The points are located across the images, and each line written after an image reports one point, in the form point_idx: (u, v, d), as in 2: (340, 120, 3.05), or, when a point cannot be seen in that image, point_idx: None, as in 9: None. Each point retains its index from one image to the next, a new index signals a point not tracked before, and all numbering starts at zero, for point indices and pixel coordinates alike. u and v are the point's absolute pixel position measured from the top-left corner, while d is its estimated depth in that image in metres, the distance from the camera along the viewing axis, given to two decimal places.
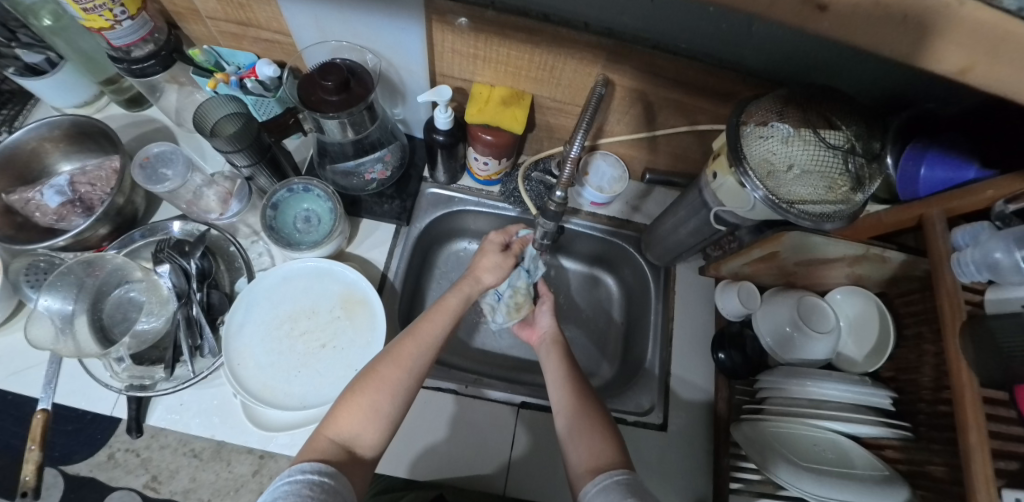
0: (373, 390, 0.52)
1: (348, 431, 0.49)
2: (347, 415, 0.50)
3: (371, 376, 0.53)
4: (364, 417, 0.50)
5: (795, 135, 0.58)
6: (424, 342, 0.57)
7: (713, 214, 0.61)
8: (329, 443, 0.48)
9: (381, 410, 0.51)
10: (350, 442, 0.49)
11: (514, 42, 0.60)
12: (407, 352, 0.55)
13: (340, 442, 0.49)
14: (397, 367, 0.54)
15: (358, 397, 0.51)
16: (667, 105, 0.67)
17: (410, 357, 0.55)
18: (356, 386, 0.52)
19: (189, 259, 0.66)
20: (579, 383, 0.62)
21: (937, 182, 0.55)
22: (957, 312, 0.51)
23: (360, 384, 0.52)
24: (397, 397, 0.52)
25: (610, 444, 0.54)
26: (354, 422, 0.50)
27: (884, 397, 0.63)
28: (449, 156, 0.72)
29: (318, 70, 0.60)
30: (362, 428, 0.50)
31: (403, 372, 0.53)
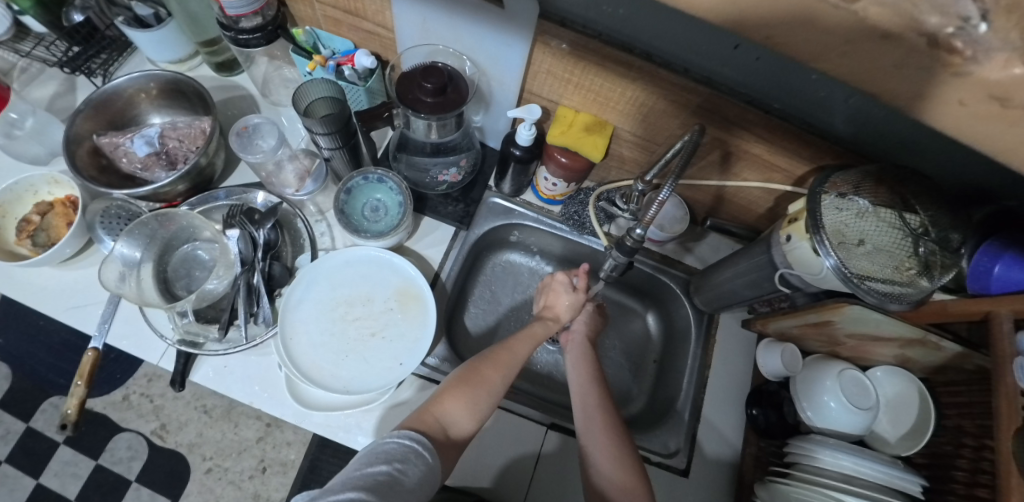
0: (475, 385, 0.52)
1: (446, 414, 0.50)
2: (450, 400, 0.50)
3: (473, 373, 0.53)
4: (463, 406, 0.50)
5: (871, 211, 0.59)
6: (521, 354, 0.57)
7: (779, 275, 0.61)
8: (431, 422, 0.48)
9: (478, 405, 0.51)
10: (449, 429, 0.49)
11: (611, 74, 0.62)
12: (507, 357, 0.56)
13: (438, 422, 0.49)
14: (496, 370, 0.54)
15: (460, 386, 0.52)
16: (745, 159, 0.68)
17: (509, 362, 0.56)
18: (457, 378, 0.53)
19: (258, 228, 0.68)
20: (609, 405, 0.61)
21: (1010, 283, 0.55)
22: (1014, 416, 0.51)
23: (463, 376, 0.53)
24: (493, 396, 0.53)
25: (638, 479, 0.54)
26: (457, 411, 0.50)
27: (915, 483, 0.63)
28: (521, 171, 0.74)
29: (419, 71, 0.62)
30: (461, 416, 0.50)
31: (501, 376, 0.54)
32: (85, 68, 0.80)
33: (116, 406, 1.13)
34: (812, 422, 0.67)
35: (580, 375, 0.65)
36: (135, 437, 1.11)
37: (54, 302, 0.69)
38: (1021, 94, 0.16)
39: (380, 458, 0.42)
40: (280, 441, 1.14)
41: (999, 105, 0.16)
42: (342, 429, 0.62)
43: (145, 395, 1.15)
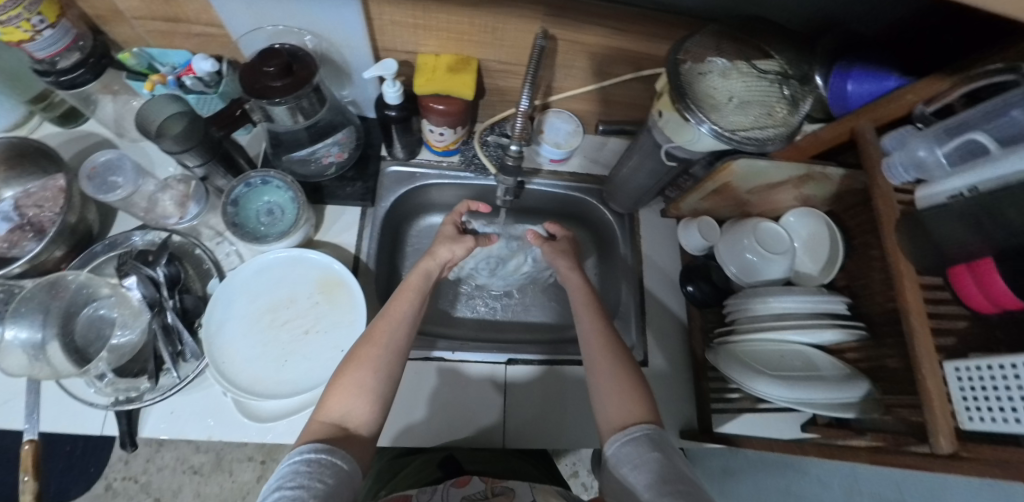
0: (358, 369, 0.54)
1: (337, 411, 0.51)
2: (336, 398, 0.52)
3: (355, 358, 0.56)
4: (353, 393, 0.53)
5: (732, 68, 0.61)
6: (398, 319, 0.61)
7: (665, 152, 0.63)
8: (323, 425, 0.50)
9: (367, 385, 0.54)
10: (346, 422, 0.51)
11: (454, 8, 0.60)
12: (382, 330, 0.59)
13: (334, 422, 0.50)
14: (374, 345, 0.57)
15: (346, 377, 0.54)
16: (611, 55, 0.68)
17: (386, 335, 0.59)
18: (341, 371, 0.55)
19: (154, 267, 0.65)
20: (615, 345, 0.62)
21: (865, 96, 0.59)
22: (891, 209, 0.56)
23: (345, 367, 0.55)
24: (380, 370, 0.55)
25: (638, 402, 0.55)
26: (347, 402, 0.52)
27: (838, 302, 0.68)
28: (404, 131, 0.73)
29: (257, 58, 0.59)
30: (355, 403, 0.52)
31: (382, 348, 0.57)
32: None
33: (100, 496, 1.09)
34: (740, 279, 0.73)
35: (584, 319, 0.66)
36: None
37: None
38: None
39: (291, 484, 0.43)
40: None
41: None
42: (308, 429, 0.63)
43: (128, 477, 1.11)
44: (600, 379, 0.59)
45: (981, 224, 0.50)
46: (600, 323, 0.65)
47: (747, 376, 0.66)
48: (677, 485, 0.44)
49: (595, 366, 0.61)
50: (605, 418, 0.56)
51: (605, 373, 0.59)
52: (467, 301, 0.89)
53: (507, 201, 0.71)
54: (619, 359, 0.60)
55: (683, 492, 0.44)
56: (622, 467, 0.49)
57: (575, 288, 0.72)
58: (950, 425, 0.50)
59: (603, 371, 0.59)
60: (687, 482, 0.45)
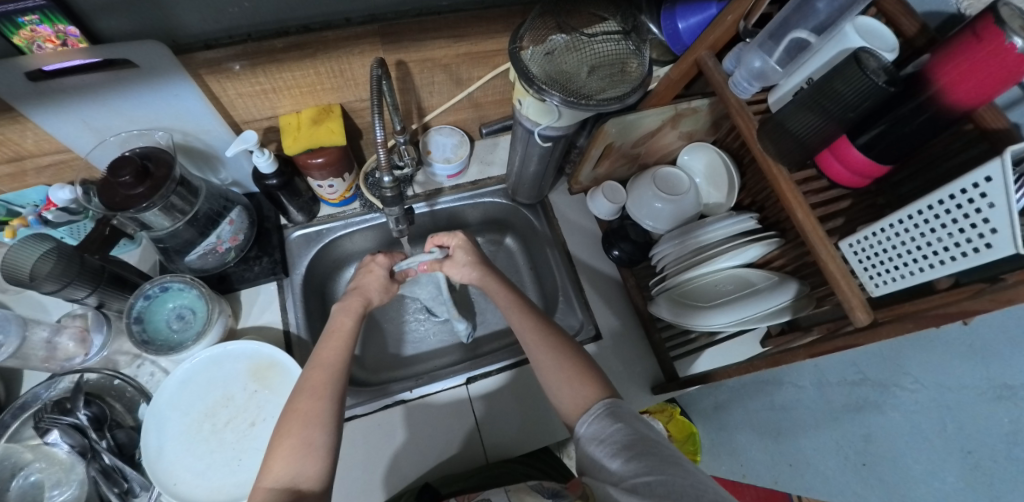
0: (302, 427, 0.51)
1: (286, 474, 0.49)
2: (280, 459, 0.49)
3: (295, 413, 0.53)
4: (301, 453, 0.50)
5: (575, 40, 0.63)
6: (332, 365, 0.58)
7: (538, 135, 0.65)
8: (271, 492, 0.47)
9: (314, 441, 0.51)
10: (297, 485, 0.48)
11: (292, 63, 0.61)
12: (320, 380, 0.56)
13: (282, 487, 0.48)
14: (315, 398, 0.54)
15: (288, 437, 0.51)
16: (462, 61, 0.70)
17: (325, 385, 0.56)
18: (283, 430, 0.52)
19: (75, 413, 0.61)
20: (550, 334, 0.63)
21: (694, 28, 0.63)
22: (750, 122, 0.60)
23: (287, 427, 0.52)
24: (326, 424, 0.53)
25: (592, 385, 0.56)
26: (295, 463, 0.49)
27: (749, 219, 0.71)
28: (293, 194, 0.72)
29: (108, 171, 0.57)
30: (304, 463, 0.49)
31: (324, 399, 0.54)
32: None
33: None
34: (658, 229, 0.75)
35: (515, 316, 0.66)
36: None
37: None
38: None
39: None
40: None
41: None
42: None
43: None
44: (549, 374, 0.60)
45: (821, 106, 0.53)
46: (528, 317, 0.65)
47: (689, 315, 0.69)
48: (639, 449, 0.47)
49: (538, 362, 0.61)
50: (564, 411, 0.57)
51: (551, 368, 0.60)
52: (416, 335, 0.88)
53: (402, 230, 0.71)
54: (559, 349, 0.61)
55: (644, 453, 0.46)
56: (592, 444, 0.50)
57: (492, 287, 0.71)
58: (861, 298, 0.52)
59: (549, 366, 0.60)
60: (649, 444, 0.47)
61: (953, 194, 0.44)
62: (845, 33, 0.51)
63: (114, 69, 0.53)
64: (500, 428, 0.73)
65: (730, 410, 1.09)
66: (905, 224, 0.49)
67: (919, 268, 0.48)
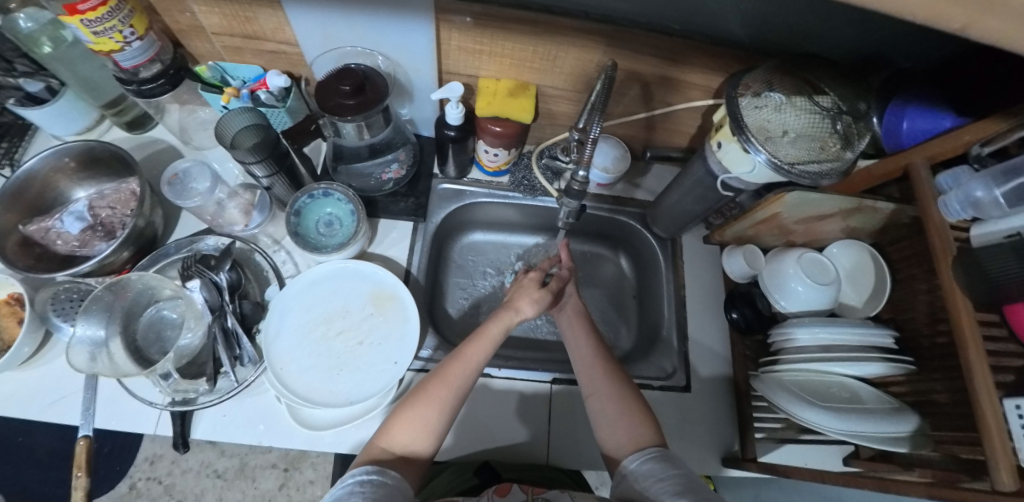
0: (424, 407, 0.54)
1: (399, 443, 0.52)
2: (397, 430, 0.53)
3: (422, 395, 0.55)
4: (415, 427, 0.53)
5: (787, 103, 0.63)
6: (471, 365, 0.58)
7: (721, 182, 0.65)
8: (383, 453, 0.52)
9: (428, 423, 0.54)
10: (404, 451, 0.52)
11: (517, 35, 0.63)
12: (453, 370, 0.57)
13: (393, 452, 0.52)
14: (444, 386, 0.56)
15: (409, 411, 0.54)
16: (663, 84, 0.70)
17: (456, 377, 0.57)
18: (405, 406, 0.55)
19: (217, 273, 0.67)
20: (613, 366, 0.63)
21: (919, 133, 0.61)
22: (948, 248, 0.58)
23: (409, 405, 0.55)
24: (444, 412, 0.55)
25: (650, 429, 0.56)
26: (407, 436, 0.53)
27: (887, 336, 0.69)
28: (459, 150, 0.75)
29: (333, 76, 0.62)
30: (413, 438, 0.53)
31: (450, 390, 0.56)
32: None
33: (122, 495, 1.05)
34: (788, 310, 0.73)
35: (581, 344, 0.67)
36: None
37: (24, 405, 0.66)
38: None
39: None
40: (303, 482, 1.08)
41: None
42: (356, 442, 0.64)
43: (152, 478, 1.07)
44: (605, 402, 0.60)
45: None
46: (598, 348, 0.66)
47: (797, 404, 0.66)
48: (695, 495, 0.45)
49: (595, 388, 0.62)
50: (615, 441, 0.56)
51: (613, 397, 0.60)
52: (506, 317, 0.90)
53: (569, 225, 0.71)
54: (616, 380, 0.61)
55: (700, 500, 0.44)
56: (644, 481, 0.49)
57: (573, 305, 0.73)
58: (1011, 463, 0.49)
59: (609, 396, 0.60)
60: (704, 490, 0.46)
61: None
62: None
63: None
64: (565, 439, 0.73)
65: None
66: None
67: None
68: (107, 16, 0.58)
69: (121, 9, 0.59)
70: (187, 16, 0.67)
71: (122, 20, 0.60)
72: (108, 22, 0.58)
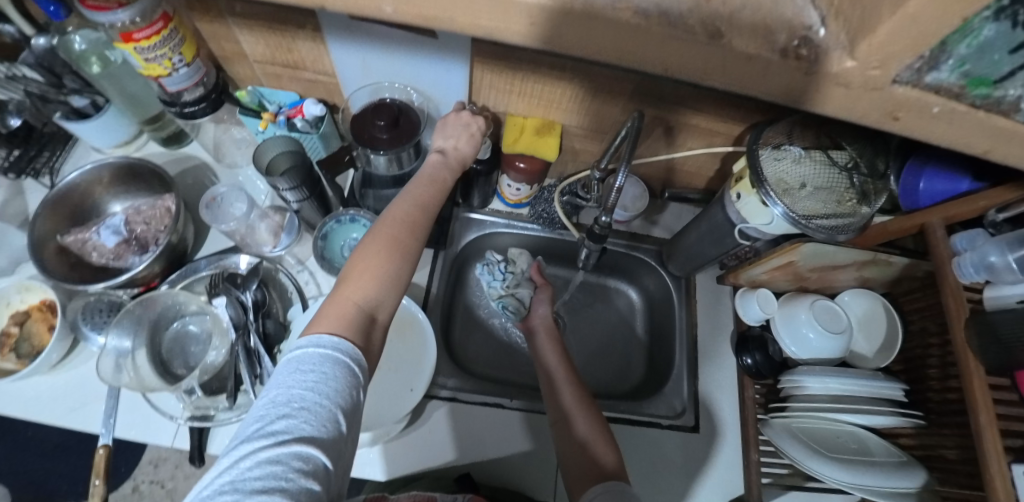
0: (389, 250, 0.56)
1: (367, 299, 0.53)
2: (358, 282, 0.53)
3: (386, 235, 0.57)
4: (379, 290, 0.54)
5: (806, 156, 0.65)
6: (422, 198, 0.61)
7: (738, 231, 0.66)
8: (355, 308, 0.51)
9: (396, 274, 0.56)
10: (374, 310, 0.53)
11: (548, 79, 0.66)
12: (411, 212, 0.60)
13: (365, 307, 0.52)
14: (405, 232, 0.58)
15: (375, 256, 0.55)
16: (686, 129, 0.72)
17: (413, 237, 0.58)
18: (366, 247, 0.56)
19: (244, 290, 0.70)
20: (580, 386, 0.65)
21: (937, 194, 0.62)
22: (961, 309, 0.59)
23: (375, 242, 0.56)
24: (404, 262, 0.57)
25: (614, 455, 0.56)
26: (372, 288, 0.53)
27: (898, 389, 0.70)
28: (485, 182, 0.78)
29: (370, 110, 0.65)
30: (379, 290, 0.54)
31: (409, 243, 0.58)
32: (30, 169, 0.80)
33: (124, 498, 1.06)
34: (797, 356, 0.74)
35: (552, 361, 0.68)
36: None
37: (49, 409, 0.68)
38: (852, 79, 0.22)
39: (256, 425, 0.40)
40: None
41: (843, 89, 0.23)
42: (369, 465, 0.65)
43: (156, 482, 1.08)
44: (578, 424, 0.60)
45: None
46: (568, 366, 0.68)
47: (805, 454, 0.67)
48: None
49: (562, 405, 0.62)
50: (580, 464, 0.56)
51: (583, 412, 0.61)
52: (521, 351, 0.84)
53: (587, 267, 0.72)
54: (586, 398, 0.63)
55: None
56: None
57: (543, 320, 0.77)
58: None
59: (578, 413, 0.61)
60: None
61: None
62: None
63: (416, 33, 0.60)
64: None
65: None
66: None
67: None
68: (159, 45, 0.61)
69: (173, 38, 0.62)
70: (233, 44, 0.70)
71: (173, 47, 0.63)
72: (161, 49, 0.62)
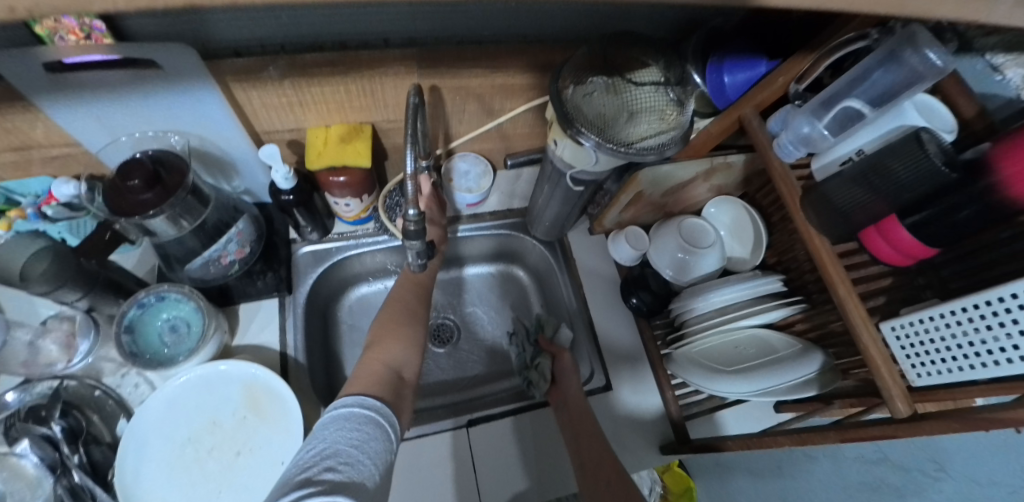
0: (397, 326, 0.60)
1: (390, 359, 0.55)
2: (385, 349, 0.56)
3: (390, 322, 0.60)
4: (399, 347, 0.57)
5: (614, 84, 0.62)
6: (411, 307, 0.64)
7: (570, 178, 0.62)
8: (381, 368, 0.52)
9: (402, 347, 0.58)
10: (398, 370, 0.54)
11: (329, 81, 0.57)
12: (394, 316, 0.61)
13: (388, 366, 0.53)
14: (410, 321, 0.61)
15: (389, 334, 0.58)
16: (496, 92, 0.66)
17: (403, 326, 0.61)
18: (383, 332, 0.59)
19: (49, 424, 0.57)
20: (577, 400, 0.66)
21: (741, 85, 0.62)
22: (793, 190, 0.56)
23: (387, 327, 0.60)
24: (410, 328, 0.61)
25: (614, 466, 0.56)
26: (395, 354, 0.56)
27: (775, 281, 0.69)
28: (309, 211, 0.69)
29: (118, 175, 0.54)
30: (402, 356, 0.56)
31: (402, 323, 0.61)
32: None
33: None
34: (680, 281, 0.72)
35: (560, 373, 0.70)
36: None
37: None
38: None
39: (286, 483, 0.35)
40: None
41: None
42: None
43: None
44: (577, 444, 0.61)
45: (871, 183, 0.51)
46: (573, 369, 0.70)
47: (706, 377, 0.65)
48: None
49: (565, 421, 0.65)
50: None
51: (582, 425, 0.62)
52: (426, 361, 0.81)
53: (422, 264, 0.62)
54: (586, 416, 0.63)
55: None
56: None
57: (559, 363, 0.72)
58: (902, 387, 0.49)
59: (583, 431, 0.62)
60: None
61: (1000, 297, 0.42)
62: (902, 107, 0.51)
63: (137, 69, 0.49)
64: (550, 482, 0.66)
65: (733, 481, 0.95)
66: (958, 315, 0.46)
67: (977, 366, 0.44)
68: None
69: None
70: None
71: None
72: None
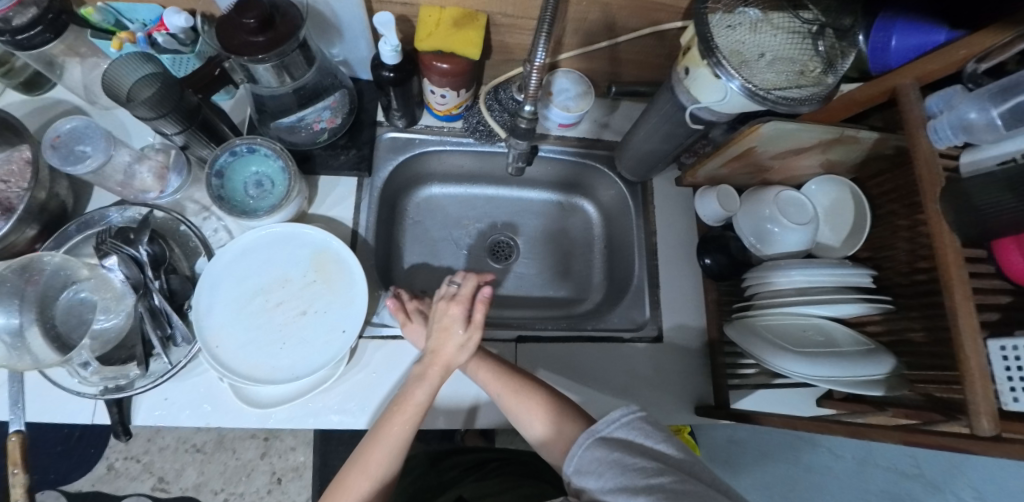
0: (375, 461, 0.51)
1: None
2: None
3: (362, 463, 0.50)
4: None
5: (764, 21, 0.56)
6: (403, 432, 0.52)
7: (689, 113, 0.57)
8: None
9: (378, 474, 0.50)
10: None
11: None
12: (377, 457, 0.51)
13: None
14: (364, 476, 0.50)
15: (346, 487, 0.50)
16: (626, 6, 0.60)
17: (378, 466, 0.51)
18: (347, 470, 0.51)
19: (136, 247, 0.59)
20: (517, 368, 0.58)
21: (907, 51, 0.55)
22: (936, 178, 0.51)
23: (354, 468, 0.50)
24: (394, 449, 0.51)
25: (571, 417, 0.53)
26: None
27: (865, 276, 0.65)
28: (404, 95, 0.66)
29: (233, 9, 0.52)
30: None
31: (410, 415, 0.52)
32: None
33: (118, 450, 1.12)
34: (764, 252, 0.68)
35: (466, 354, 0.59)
36: (138, 498, 1.11)
37: None
38: None
39: None
40: (283, 449, 1.17)
41: None
42: (311, 415, 0.62)
43: (130, 457, 1.12)
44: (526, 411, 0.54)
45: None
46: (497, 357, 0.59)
47: (767, 351, 0.63)
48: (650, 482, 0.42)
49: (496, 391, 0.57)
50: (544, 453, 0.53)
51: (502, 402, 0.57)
52: (482, 269, 0.82)
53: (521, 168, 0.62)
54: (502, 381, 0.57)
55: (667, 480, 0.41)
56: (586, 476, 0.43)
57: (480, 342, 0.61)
58: (992, 406, 0.45)
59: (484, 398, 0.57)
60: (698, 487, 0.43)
61: None
62: None
63: None
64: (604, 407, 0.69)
65: None
66: None
67: None
68: None
69: None
70: None
71: None
72: None
